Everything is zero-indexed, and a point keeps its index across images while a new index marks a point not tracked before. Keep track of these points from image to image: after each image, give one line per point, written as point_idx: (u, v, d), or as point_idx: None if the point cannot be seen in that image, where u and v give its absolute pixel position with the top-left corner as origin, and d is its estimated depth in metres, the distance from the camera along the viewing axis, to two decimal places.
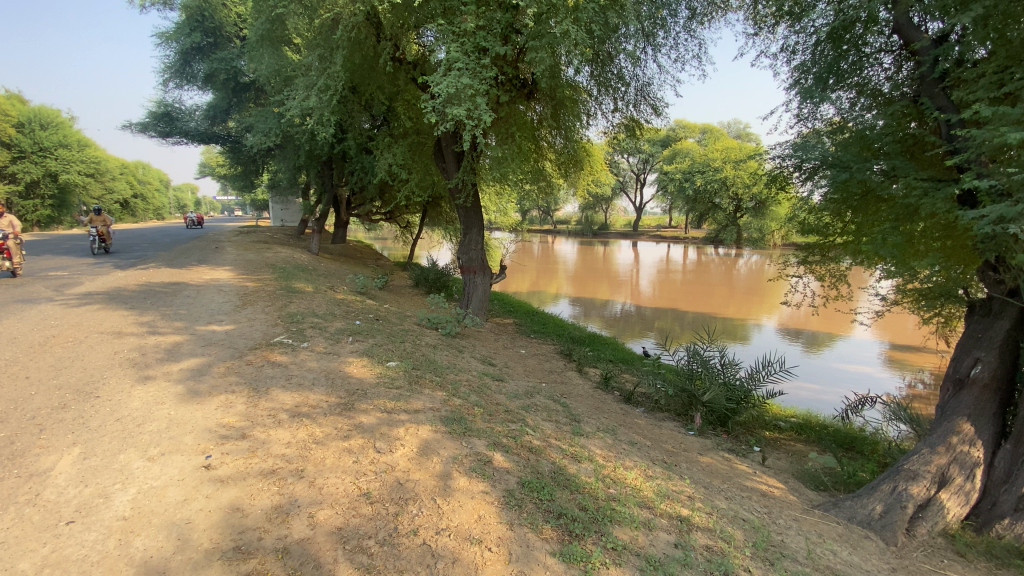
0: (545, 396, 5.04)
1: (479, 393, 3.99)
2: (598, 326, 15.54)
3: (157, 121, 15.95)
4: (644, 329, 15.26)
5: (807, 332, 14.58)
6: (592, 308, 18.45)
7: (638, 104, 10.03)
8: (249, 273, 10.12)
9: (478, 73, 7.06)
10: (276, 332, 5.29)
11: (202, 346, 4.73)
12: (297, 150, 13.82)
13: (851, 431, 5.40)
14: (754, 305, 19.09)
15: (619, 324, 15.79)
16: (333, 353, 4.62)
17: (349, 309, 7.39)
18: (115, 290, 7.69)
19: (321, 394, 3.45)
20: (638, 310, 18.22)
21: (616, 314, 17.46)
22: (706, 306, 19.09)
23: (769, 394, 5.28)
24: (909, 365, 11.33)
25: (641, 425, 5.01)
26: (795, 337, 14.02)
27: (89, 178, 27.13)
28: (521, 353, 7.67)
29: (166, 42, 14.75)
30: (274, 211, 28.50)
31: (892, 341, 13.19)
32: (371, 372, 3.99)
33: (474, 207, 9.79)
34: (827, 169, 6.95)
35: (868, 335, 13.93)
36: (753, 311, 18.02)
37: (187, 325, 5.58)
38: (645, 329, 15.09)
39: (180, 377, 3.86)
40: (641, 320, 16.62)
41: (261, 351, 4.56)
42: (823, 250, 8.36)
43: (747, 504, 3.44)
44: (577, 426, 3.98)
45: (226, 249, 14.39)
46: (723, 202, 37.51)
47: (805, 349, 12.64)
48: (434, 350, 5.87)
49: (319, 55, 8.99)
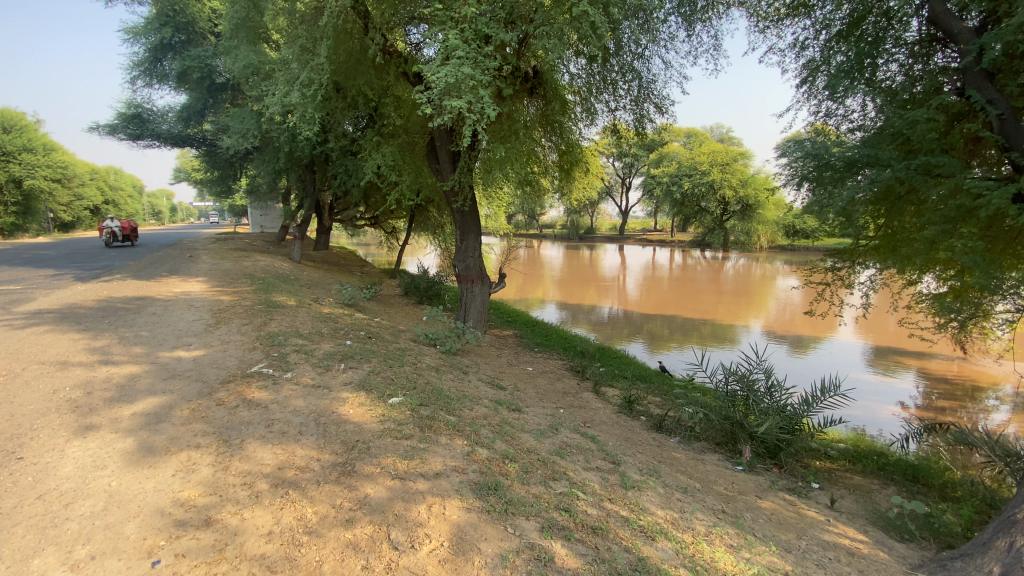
0: (571, 429, 4.36)
1: (504, 436, 3.30)
2: (587, 331, 14.99)
3: (127, 123, 15.04)
4: (633, 333, 14.75)
5: (793, 334, 14.32)
6: (580, 313, 17.87)
7: (641, 105, 9.47)
8: (225, 285, 9.27)
9: (480, 62, 6.34)
10: (255, 359, 4.51)
11: (165, 380, 3.94)
12: (276, 152, 12.98)
13: (912, 462, 4.85)
14: (745, 308, 18.82)
15: (609, 329, 15.21)
16: (323, 385, 3.87)
17: (338, 326, 6.62)
18: (70, 308, 6.80)
19: (310, 450, 2.71)
20: (628, 314, 17.74)
21: (604, 318, 16.95)
22: (698, 309, 18.74)
23: (826, 422, 4.65)
24: (909, 368, 11.06)
25: (682, 462, 4.35)
26: (781, 339, 13.74)
27: (57, 184, 25.74)
28: (528, 371, 6.97)
29: (135, 38, 13.79)
30: (253, 217, 27.40)
31: (888, 345, 12.92)
32: (372, 412, 3.26)
33: (471, 211, 9.06)
34: (860, 169, 6.30)
35: (857, 338, 13.70)
36: (744, 314, 17.71)
37: (148, 351, 4.76)
38: (635, 334, 14.58)
39: (130, 426, 3.08)
40: (630, 324, 16.09)
41: (235, 385, 3.79)
42: (853, 255, 7.72)
43: (845, 573, 2.80)
44: (623, 475, 3.31)
45: (201, 258, 13.46)
46: (711, 206, 37.22)
47: (793, 351, 12.32)
48: (438, 374, 5.14)
49: (300, 47, 8.19)
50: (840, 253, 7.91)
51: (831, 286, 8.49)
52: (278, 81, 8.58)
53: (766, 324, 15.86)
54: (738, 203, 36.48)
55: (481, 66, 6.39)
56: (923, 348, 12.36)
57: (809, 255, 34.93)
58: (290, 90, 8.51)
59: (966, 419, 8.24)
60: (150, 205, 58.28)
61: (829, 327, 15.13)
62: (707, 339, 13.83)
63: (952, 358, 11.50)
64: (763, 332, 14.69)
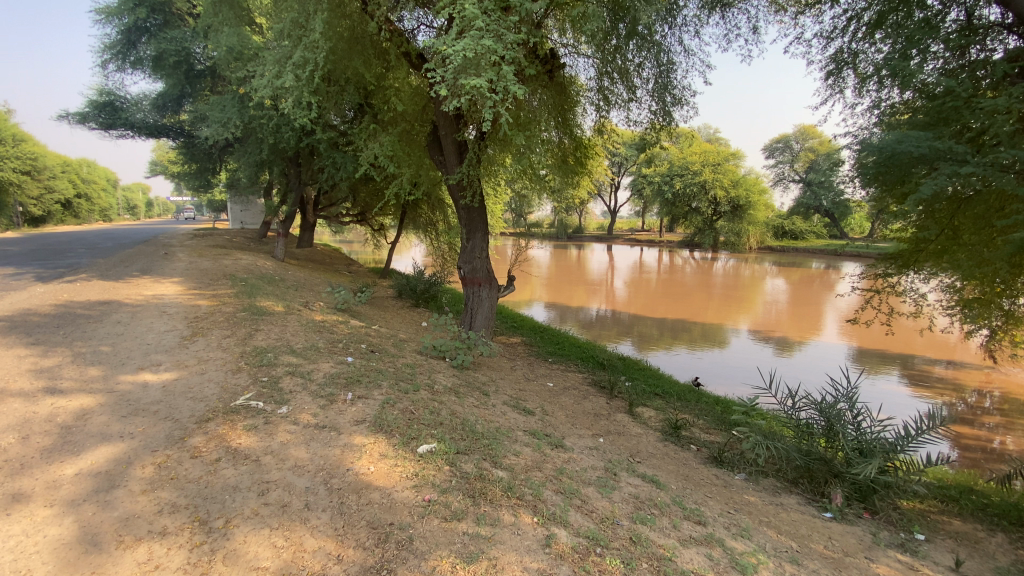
0: (627, 470, 3.61)
1: (572, 498, 2.55)
2: (575, 330, 14.39)
3: (98, 111, 13.88)
4: (622, 333, 14.15)
5: (784, 336, 13.91)
6: (568, 312, 17.28)
7: (659, 96, 8.60)
8: (203, 286, 8.35)
9: (503, 35, 5.50)
10: (241, 386, 3.67)
11: (124, 418, 3.08)
12: (260, 143, 11.94)
13: (1012, 501, 4.16)
14: (735, 309, 18.35)
15: (597, 329, 14.65)
16: (328, 425, 3.04)
17: (335, 338, 5.78)
18: (22, 314, 5.84)
19: (325, 540, 1.90)
20: (616, 314, 17.15)
21: (592, 318, 16.35)
22: (690, 310, 18.18)
23: (924, 459, 3.92)
24: (920, 373, 10.58)
25: (761, 509, 3.61)
26: (767, 339, 13.40)
27: (25, 176, 24.16)
28: (549, 388, 6.17)
29: (105, 18, 12.60)
30: (232, 212, 26.06)
31: (892, 349, 12.46)
32: (399, 470, 2.45)
33: (480, 206, 8.25)
34: (928, 164, 5.56)
35: (852, 340, 13.31)
36: (734, 315, 17.23)
37: (108, 374, 3.88)
38: (623, 333, 14.00)
39: (70, 496, 2.25)
40: (619, 324, 15.52)
41: (214, 426, 2.96)
42: (906, 260, 7.15)
43: None
44: (725, 547, 2.60)
45: (178, 255, 12.41)
46: (702, 206, 36.67)
47: (778, 353, 12.02)
48: (459, 399, 4.34)
49: (291, 21, 7.27)
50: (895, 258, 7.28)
51: (882, 295, 7.83)
52: (267, 61, 7.66)
53: (754, 325, 15.46)
54: (729, 203, 36.07)
55: (502, 40, 5.54)
56: (905, 350, 12.25)
57: (798, 256, 34.86)
58: (281, 70, 7.62)
59: (1000, 433, 7.71)
60: (125, 200, 56.15)
61: (813, 329, 14.82)
62: (698, 340, 13.33)
63: (950, 363, 11.31)
64: (749, 332, 14.30)
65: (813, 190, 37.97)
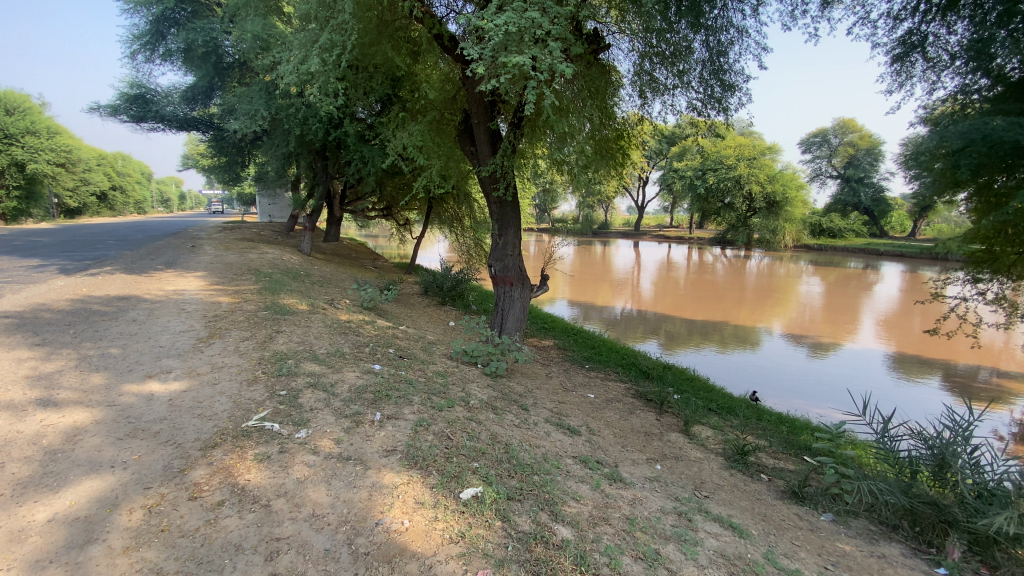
0: (700, 511, 3.06)
1: (655, 568, 2.02)
2: (598, 328, 13.79)
3: (130, 104, 13.70)
4: (648, 332, 13.46)
5: (818, 338, 13.10)
6: (592, 310, 16.69)
7: (709, 81, 7.71)
8: (225, 282, 8.05)
9: (549, 8, 4.90)
10: (257, 401, 3.24)
11: (119, 441, 2.65)
12: (286, 136, 11.61)
13: None
14: (767, 310, 17.43)
15: (621, 327, 14.05)
16: (354, 455, 2.57)
17: (361, 341, 5.35)
18: (36, 310, 5.55)
19: None
20: (643, 313, 16.47)
21: (617, 316, 15.70)
22: (719, 310, 17.36)
23: None
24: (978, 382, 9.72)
25: (861, 563, 2.99)
26: (798, 341, 12.65)
27: (61, 169, 24.51)
28: (591, 400, 5.63)
29: (135, 8, 12.38)
30: (260, 205, 26.12)
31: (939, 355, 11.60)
32: (440, 529, 1.98)
33: (514, 200, 7.71)
34: None
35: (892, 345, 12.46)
36: (766, 316, 16.37)
37: (111, 383, 3.48)
38: (648, 333, 13.34)
39: (36, 553, 1.82)
40: (645, 323, 14.86)
41: (221, 454, 2.51)
42: (999, 262, 6.22)
43: None
44: None
45: (204, 248, 12.23)
46: (736, 202, 35.37)
47: (811, 355, 11.29)
48: (498, 418, 3.84)
49: (319, 3, 6.83)
50: (988, 263, 6.36)
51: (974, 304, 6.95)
52: (294, 46, 7.25)
53: (785, 326, 14.60)
54: (764, 199, 34.80)
55: (547, 14, 4.97)
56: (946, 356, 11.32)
57: (836, 255, 33.34)
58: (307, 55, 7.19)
59: None
60: (157, 192, 57.30)
61: (849, 331, 13.97)
62: (730, 341, 12.61)
63: (1005, 372, 10.44)
64: (783, 334, 13.48)
65: (851, 186, 37.10)
